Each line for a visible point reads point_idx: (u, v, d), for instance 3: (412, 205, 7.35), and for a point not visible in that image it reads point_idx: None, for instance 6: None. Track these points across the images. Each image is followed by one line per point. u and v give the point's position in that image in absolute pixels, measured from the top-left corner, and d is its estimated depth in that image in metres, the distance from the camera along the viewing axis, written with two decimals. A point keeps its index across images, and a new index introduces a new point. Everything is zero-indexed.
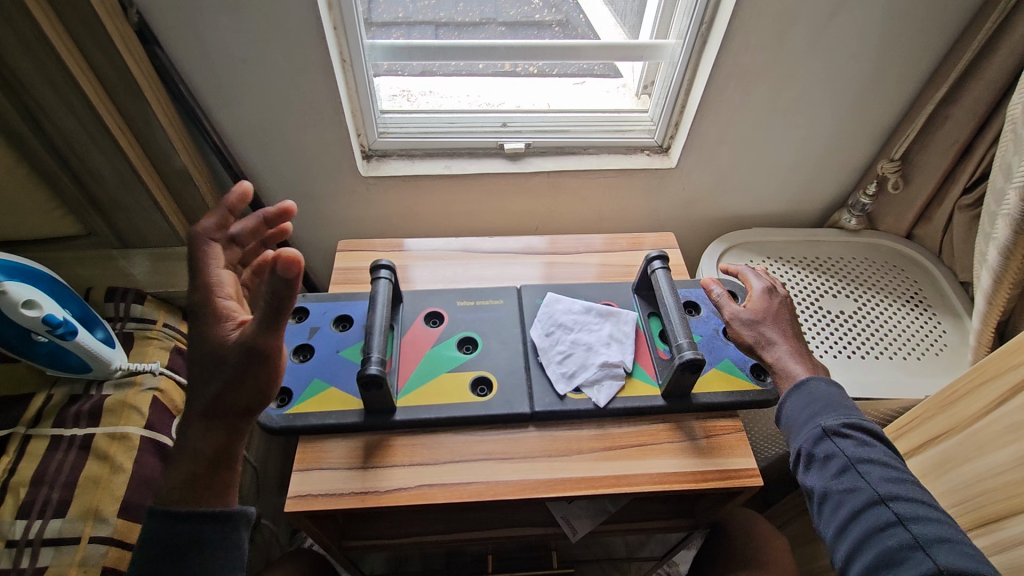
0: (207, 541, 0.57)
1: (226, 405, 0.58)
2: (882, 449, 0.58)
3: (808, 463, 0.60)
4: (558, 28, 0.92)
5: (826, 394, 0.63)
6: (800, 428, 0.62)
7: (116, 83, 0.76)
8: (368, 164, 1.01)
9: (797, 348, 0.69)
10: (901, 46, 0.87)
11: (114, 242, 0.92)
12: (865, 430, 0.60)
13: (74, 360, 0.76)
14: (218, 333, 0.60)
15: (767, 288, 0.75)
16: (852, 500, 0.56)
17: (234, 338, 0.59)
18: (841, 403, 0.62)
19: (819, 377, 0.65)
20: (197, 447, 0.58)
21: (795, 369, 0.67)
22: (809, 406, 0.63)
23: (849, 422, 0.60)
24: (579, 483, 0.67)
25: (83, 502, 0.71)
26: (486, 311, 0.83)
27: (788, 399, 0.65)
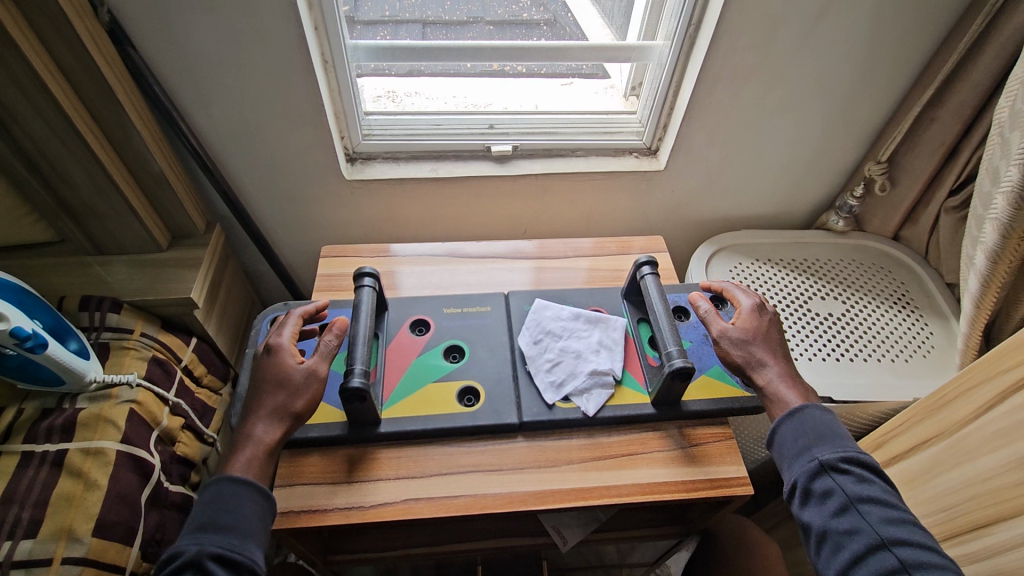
0: (248, 506, 0.57)
1: (290, 406, 0.63)
2: (880, 485, 0.58)
3: (805, 499, 0.59)
4: (546, 28, 0.91)
5: (819, 423, 0.62)
6: (795, 460, 0.61)
7: (86, 85, 0.73)
8: (352, 166, 0.99)
9: (786, 370, 0.68)
10: (889, 47, 0.87)
11: (88, 248, 0.89)
12: (863, 464, 0.59)
13: (47, 373, 0.73)
14: (277, 356, 0.66)
15: (756, 305, 0.74)
16: (854, 543, 0.55)
17: (301, 370, 0.65)
18: (837, 434, 0.62)
19: (813, 403, 0.64)
20: (258, 435, 0.61)
21: (786, 394, 0.66)
22: (804, 437, 0.62)
23: (847, 456, 0.59)
24: (568, 494, 0.66)
25: (56, 521, 0.68)
26: (473, 318, 0.82)
27: (781, 427, 0.64)
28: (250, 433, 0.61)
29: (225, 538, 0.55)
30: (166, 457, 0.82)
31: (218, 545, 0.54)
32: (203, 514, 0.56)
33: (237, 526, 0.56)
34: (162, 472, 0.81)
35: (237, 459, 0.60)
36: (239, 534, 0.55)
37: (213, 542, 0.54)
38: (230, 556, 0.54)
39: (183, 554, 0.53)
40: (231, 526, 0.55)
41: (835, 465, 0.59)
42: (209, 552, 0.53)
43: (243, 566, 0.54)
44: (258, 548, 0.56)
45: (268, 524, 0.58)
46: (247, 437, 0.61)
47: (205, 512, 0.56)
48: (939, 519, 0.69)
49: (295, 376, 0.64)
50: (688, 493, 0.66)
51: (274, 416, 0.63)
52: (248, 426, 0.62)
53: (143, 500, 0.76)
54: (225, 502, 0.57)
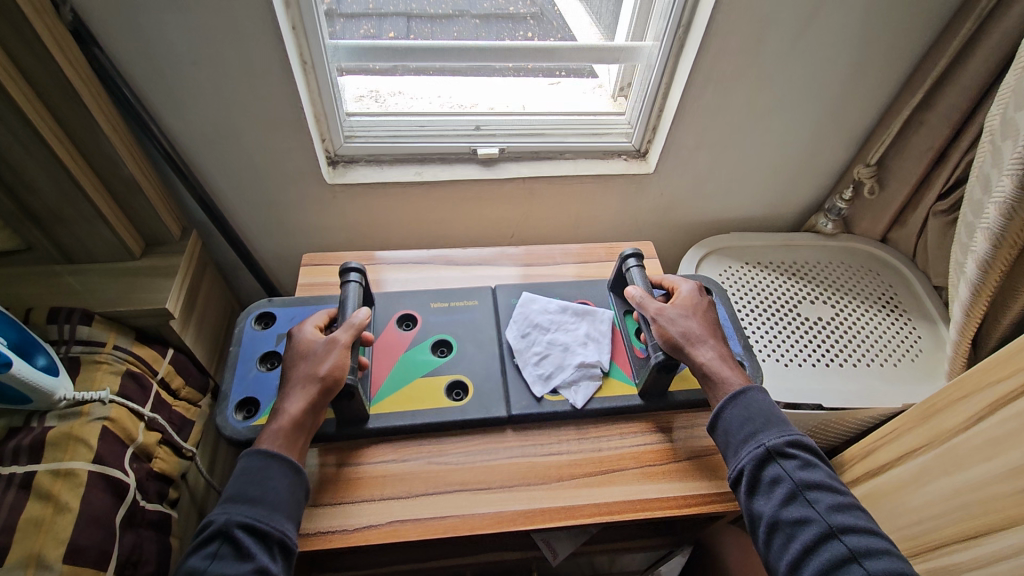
0: (276, 481, 0.56)
1: (314, 372, 0.62)
2: (823, 468, 0.58)
3: (753, 487, 0.59)
4: (533, 23, 0.88)
5: (764, 407, 0.63)
6: (741, 446, 0.61)
7: (49, 87, 0.69)
8: (334, 170, 0.96)
9: (723, 352, 0.68)
10: (880, 49, 0.86)
11: (57, 257, 0.86)
12: (804, 447, 0.60)
13: (12, 392, 0.69)
14: (302, 336, 0.66)
15: (696, 288, 0.75)
16: (804, 532, 0.55)
17: (323, 344, 0.64)
18: (778, 418, 0.62)
19: (755, 388, 0.65)
20: (286, 407, 0.61)
21: (727, 373, 0.66)
22: (748, 423, 0.62)
23: (790, 441, 0.60)
24: (559, 513, 0.64)
25: (23, 547, 0.65)
26: (460, 313, 0.82)
27: (724, 412, 0.64)
28: (280, 407, 0.61)
29: (253, 509, 0.54)
30: (142, 474, 0.79)
31: (246, 515, 0.54)
32: (235, 485, 0.56)
33: (267, 499, 0.55)
34: (137, 489, 0.78)
35: (266, 431, 0.60)
36: (268, 506, 0.55)
37: (242, 512, 0.54)
38: (256, 526, 0.53)
39: (213, 522, 0.53)
40: (259, 499, 0.55)
41: (780, 451, 0.59)
42: (237, 522, 0.53)
43: (271, 537, 0.53)
44: (286, 522, 0.55)
45: (297, 497, 0.57)
46: (278, 411, 0.61)
47: (235, 483, 0.56)
48: (928, 528, 0.68)
49: (317, 347, 0.64)
50: (679, 509, 0.65)
51: (302, 385, 0.61)
52: (280, 400, 0.61)
53: (118, 521, 0.73)
54: (257, 473, 0.56)
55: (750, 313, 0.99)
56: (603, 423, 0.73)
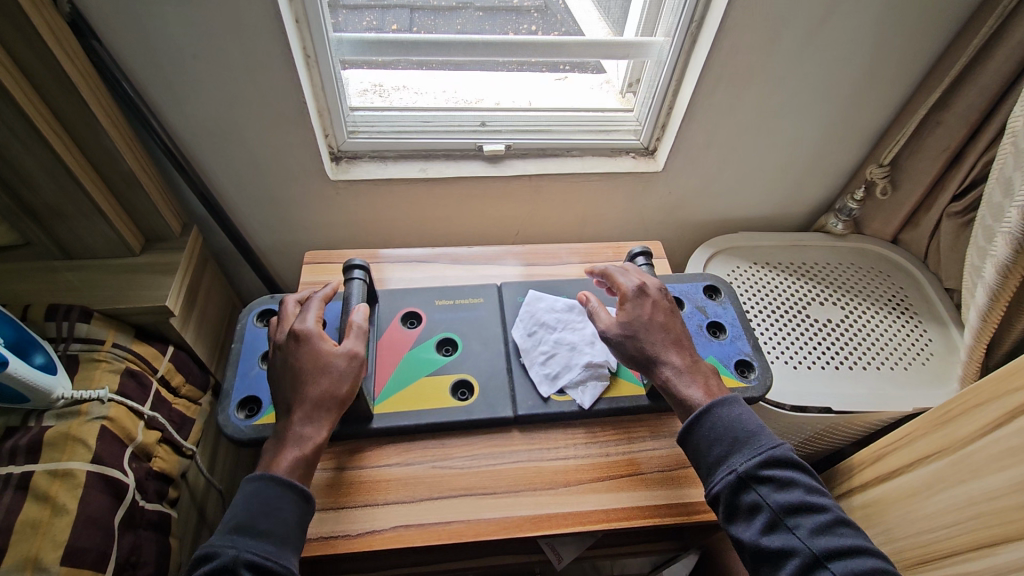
0: (285, 512, 0.54)
1: (336, 394, 0.60)
2: (801, 486, 0.56)
3: (732, 515, 0.57)
4: (537, 16, 0.85)
5: (731, 426, 0.60)
6: (714, 473, 0.59)
7: (46, 80, 0.67)
8: (337, 165, 0.95)
9: (682, 361, 0.66)
10: (897, 47, 0.84)
11: (55, 252, 0.84)
12: (780, 465, 0.57)
13: (9, 392, 0.68)
14: (314, 345, 0.61)
15: (637, 287, 0.70)
16: (788, 560, 0.53)
17: (342, 361, 0.61)
18: (749, 436, 0.59)
19: (716, 403, 0.61)
20: (309, 431, 0.58)
21: (687, 390, 0.64)
22: (718, 447, 0.59)
23: (763, 463, 0.57)
24: (566, 518, 0.63)
25: (21, 549, 0.64)
26: (465, 310, 0.81)
27: (694, 436, 0.61)
28: (299, 431, 0.58)
29: (261, 544, 0.52)
30: (142, 474, 0.78)
31: (254, 551, 0.51)
32: (241, 515, 0.53)
33: (275, 532, 0.53)
34: (136, 489, 0.77)
35: (282, 459, 0.57)
36: (276, 541, 0.53)
37: (250, 548, 0.51)
38: (264, 564, 0.51)
39: (218, 557, 0.50)
40: (268, 532, 0.52)
41: (755, 475, 0.57)
42: (244, 560, 0.50)
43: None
44: (292, 558, 0.53)
45: (305, 531, 0.55)
46: (299, 437, 0.58)
47: (243, 512, 0.53)
48: (939, 537, 0.67)
49: (336, 362, 0.61)
50: (688, 517, 0.64)
51: (321, 406, 0.59)
52: (299, 422, 0.58)
53: (117, 522, 0.72)
54: (266, 504, 0.54)
55: (759, 314, 0.98)
56: (611, 426, 0.71)
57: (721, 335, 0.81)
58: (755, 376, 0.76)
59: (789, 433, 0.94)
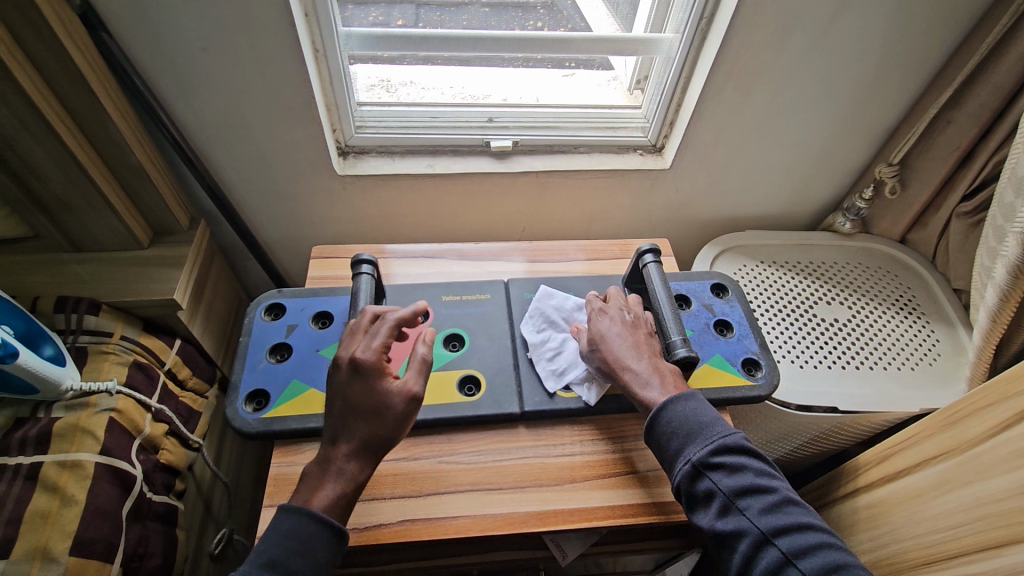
0: (318, 552, 0.52)
1: (385, 438, 0.56)
2: (751, 469, 0.57)
3: (691, 504, 0.58)
4: (544, 12, 0.85)
5: (684, 417, 0.60)
6: (671, 465, 0.59)
7: (56, 72, 0.68)
8: (345, 160, 0.95)
9: (643, 364, 0.65)
10: (908, 45, 0.83)
11: (64, 244, 0.85)
12: (731, 451, 0.58)
13: (19, 383, 0.68)
14: (374, 379, 0.56)
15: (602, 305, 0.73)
16: (742, 542, 0.54)
17: (401, 402, 0.56)
18: (703, 424, 0.60)
19: (674, 398, 0.62)
20: (349, 469, 0.55)
21: (645, 392, 0.63)
22: (674, 439, 0.60)
23: (715, 450, 0.58)
24: (572, 515, 0.63)
25: (30, 539, 0.64)
26: (472, 306, 0.81)
27: (653, 430, 0.62)
28: (338, 466, 0.55)
29: None
30: (149, 466, 0.79)
31: None
32: (274, 551, 0.51)
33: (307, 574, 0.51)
34: (144, 481, 0.77)
35: (320, 496, 0.54)
36: None
37: None
38: None
39: None
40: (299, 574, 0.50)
41: (708, 463, 0.57)
42: None
43: None
44: None
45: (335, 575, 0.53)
46: (337, 472, 0.55)
47: (276, 548, 0.51)
48: (944, 538, 0.67)
49: (393, 403, 0.56)
50: None
51: (365, 447, 0.55)
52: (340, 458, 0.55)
53: (124, 513, 0.73)
54: (300, 542, 0.51)
55: (766, 312, 0.98)
56: (618, 422, 0.71)
57: (728, 333, 0.81)
58: (762, 375, 0.76)
59: (795, 432, 0.94)
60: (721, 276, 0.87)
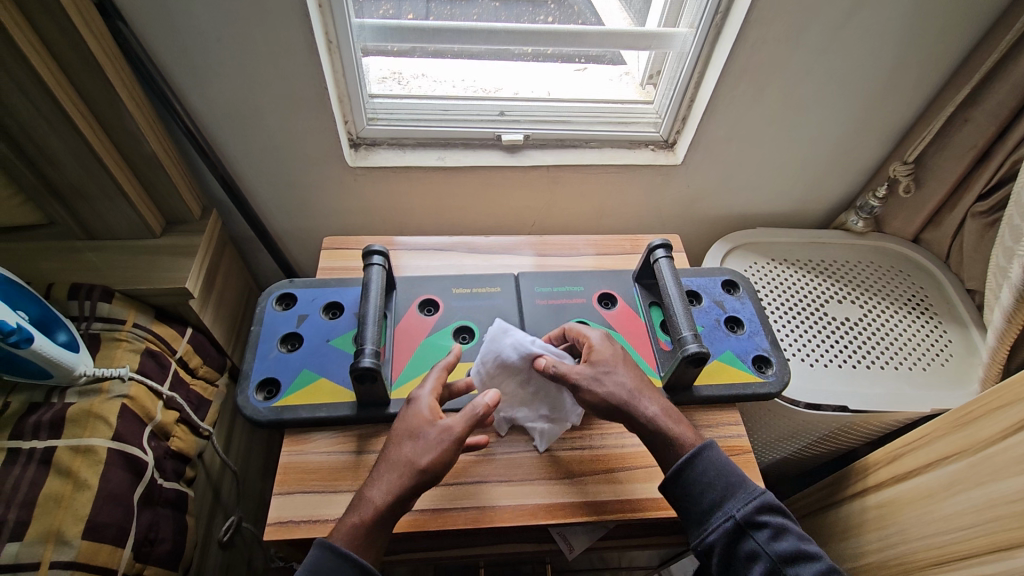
0: None
1: (415, 463, 0.56)
2: (792, 532, 0.58)
3: (731, 563, 0.58)
4: (554, 6, 0.85)
5: (722, 471, 0.60)
6: (708, 520, 0.59)
7: (74, 61, 0.68)
8: (356, 152, 0.95)
9: (661, 402, 0.64)
10: (926, 41, 0.82)
11: (78, 232, 0.85)
12: (772, 511, 0.59)
13: (33, 367, 0.69)
14: (418, 411, 0.60)
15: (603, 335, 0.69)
16: None
17: (436, 432, 0.57)
18: (742, 482, 0.60)
19: (707, 445, 0.62)
20: (376, 494, 0.55)
21: (676, 429, 0.63)
22: (713, 493, 0.60)
23: (758, 509, 0.58)
24: (581, 508, 0.64)
25: (44, 522, 0.65)
26: (483, 299, 0.81)
27: (686, 478, 0.60)
28: (365, 493, 0.56)
29: None
30: (160, 452, 0.79)
31: None
32: None
33: None
34: (155, 467, 0.78)
35: (345, 523, 0.55)
36: None
37: None
38: None
39: None
40: None
41: (750, 521, 0.58)
42: None
43: None
44: None
45: None
46: (363, 497, 0.56)
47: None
48: (953, 539, 0.66)
49: (429, 430, 0.58)
50: None
51: (394, 473, 0.56)
52: (368, 484, 0.56)
53: (136, 499, 0.73)
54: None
55: (777, 310, 0.97)
56: None
57: (739, 330, 0.81)
58: (772, 372, 0.76)
59: (804, 431, 0.94)
60: (732, 273, 0.86)
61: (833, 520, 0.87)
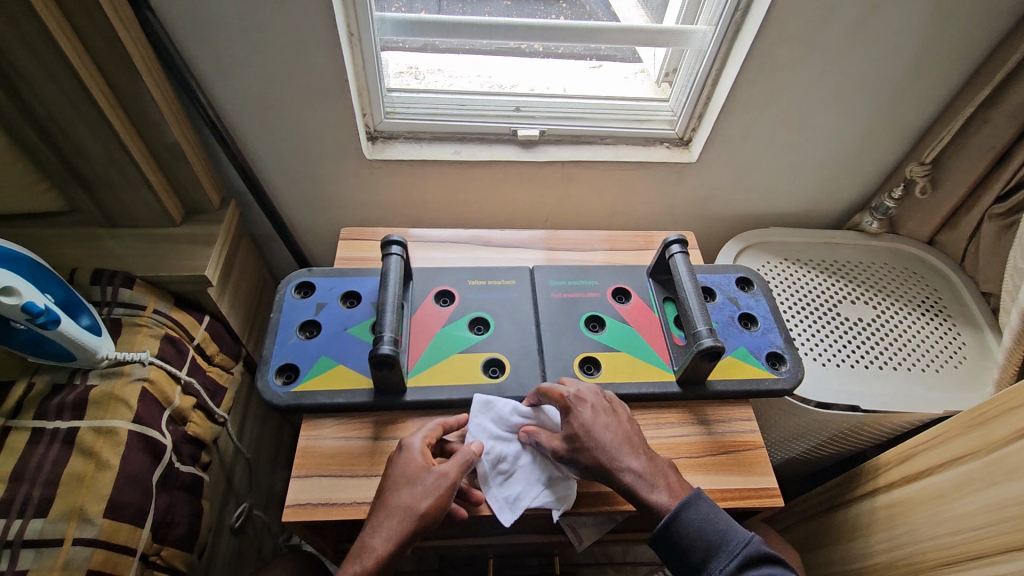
0: None
1: (414, 510, 0.57)
2: None
3: None
4: (565, 6, 0.87)
5: (702, 529, 0.58)
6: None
7: (104, 51, 0.70)
8: (373, 145, 0.96)
9: (644, 466, 0.61)
10: (946, 41, 0.82)
11: (101, 220, 0.87)
12: (757, 561, 0.57)
13: (57, 349, 0.71)
14: (410, 456, 0.60)
15: (577, 396, 0.64)
16: None
17: (433, 479, 0.58)
18: (724, 536, 0.58)
19: (687, 503, 0.59)
20: (376, 544, 0.56)
21: (652, 495, 0.60)
22: (694, 552, 0.58)
23: (741, 566, 0.57)
24: (593, 498, 0.65)
25: (66, 501, 0.67)
26: (498, 291, 0.81)
27: (667, 540, 0.59)
28: (365, 541, 0.56)
29: None
30: (178, 436, 0.81)
31: None
32: None
33: None
34: (173, 451, 0.79)
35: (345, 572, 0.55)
36: None
37: None
38: None
39: None
40: None
41: None
42: None
43: None
44: None
45: None
46: (362, 546, 0.56)
47: None
48: (965, 539, 0.66)
49: (426, 476, 0.59)
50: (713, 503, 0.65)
51: (394, 519, 0.56)
52: (367, 533, 0.56)
53: (154, 481, 0.75)
54: None
55: (790, 308, 0.97)
56: (640, 408, 0.72)
57: (753, 327, 0.81)
58: (786, 369, 0.76)
59: (814, 431, 0.94)
60: (747, 270, 0.87)
61: (842, 519, 0.87)
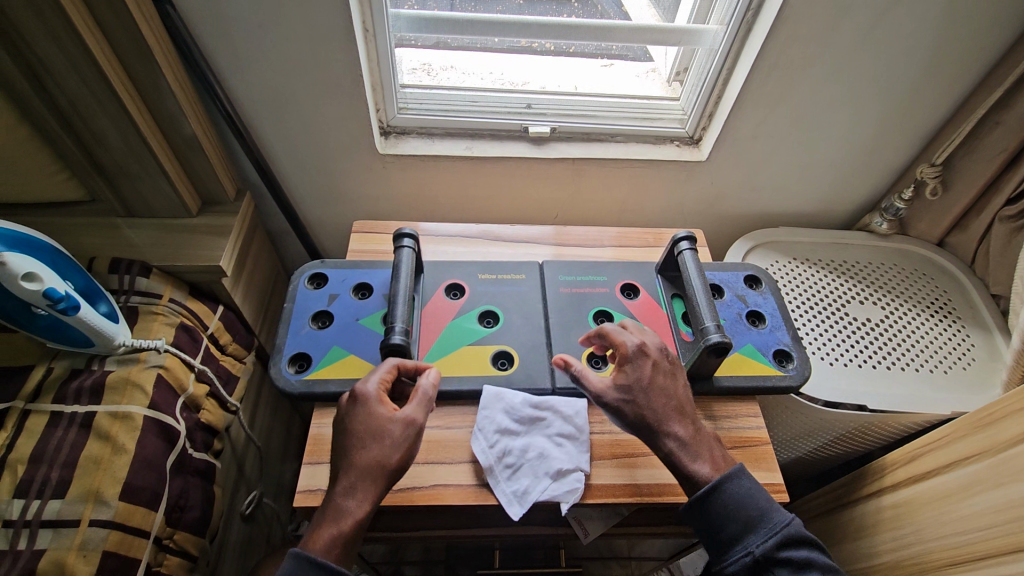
0: None
1: (385, 464, 0.56)
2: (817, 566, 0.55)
3: None
4: (577, 6, 0.88)
5: (742, 504, 0.58)
6: (726, 551, 0.58)
7: (125, 42, 0.71)
8: (386, 140, 0.97)
9: (690, 433, 0.62)
10: (959, 41, 0.82)
11: (119, 210, 0.88)
12: (795, 544, 0.56)
13: (76, 334, 0.72)
14: (371, 407, 0.59)
15: (642, 351, 0.64)
16: None
17: (398, 427, 0.58)
18: (763, 514, 0.58)
19: (731, 475, 0.59)
20: (350, 504, 0.54)
21: (692, 464, 0.60)
22: (730, 526, 0.58)
23: (779, 545, 0.56)
24: (600, 490, 0.65)
25: (83, 483, 0.68)
26: (507, 285, 0.82)
27: (705, 510, 0.59)
28: (339, 503, 0.54)
29: None
30: (191, 423, 0.82)
31: None
32: None
33: None
34: (186, 438, 0.81)
35: (320, 536, 0.53)
36: None
37: None
38: None
39: None
40: None
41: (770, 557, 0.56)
42: None
43: None
44: None
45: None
46: (336, 508, 0.54)
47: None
48: (971, 539, 0.66)
49: (392, 427, 0.58)
50: None
51: (366, 477, 0.55)
52: (339, 494, 0.55)
53: (168, 466, 0.76)
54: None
55: (797, 308, 0.98)
56: None
57: (760, 325, 0.81)
58: (793, 367, 0.77)
59: (820, 430, 0.94)
60: (756, 268, 0.87)
61: (848, 519, 0.87)
